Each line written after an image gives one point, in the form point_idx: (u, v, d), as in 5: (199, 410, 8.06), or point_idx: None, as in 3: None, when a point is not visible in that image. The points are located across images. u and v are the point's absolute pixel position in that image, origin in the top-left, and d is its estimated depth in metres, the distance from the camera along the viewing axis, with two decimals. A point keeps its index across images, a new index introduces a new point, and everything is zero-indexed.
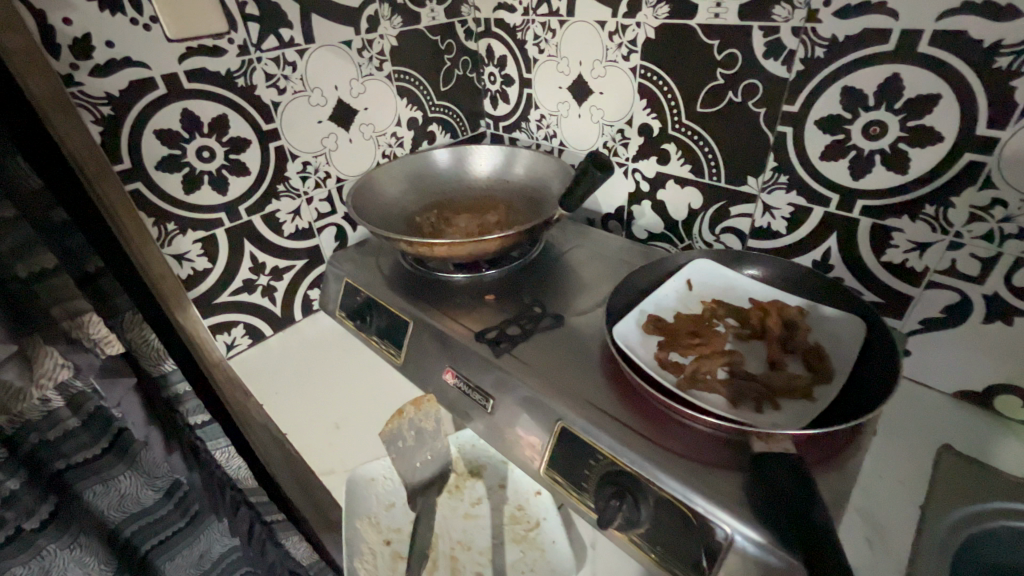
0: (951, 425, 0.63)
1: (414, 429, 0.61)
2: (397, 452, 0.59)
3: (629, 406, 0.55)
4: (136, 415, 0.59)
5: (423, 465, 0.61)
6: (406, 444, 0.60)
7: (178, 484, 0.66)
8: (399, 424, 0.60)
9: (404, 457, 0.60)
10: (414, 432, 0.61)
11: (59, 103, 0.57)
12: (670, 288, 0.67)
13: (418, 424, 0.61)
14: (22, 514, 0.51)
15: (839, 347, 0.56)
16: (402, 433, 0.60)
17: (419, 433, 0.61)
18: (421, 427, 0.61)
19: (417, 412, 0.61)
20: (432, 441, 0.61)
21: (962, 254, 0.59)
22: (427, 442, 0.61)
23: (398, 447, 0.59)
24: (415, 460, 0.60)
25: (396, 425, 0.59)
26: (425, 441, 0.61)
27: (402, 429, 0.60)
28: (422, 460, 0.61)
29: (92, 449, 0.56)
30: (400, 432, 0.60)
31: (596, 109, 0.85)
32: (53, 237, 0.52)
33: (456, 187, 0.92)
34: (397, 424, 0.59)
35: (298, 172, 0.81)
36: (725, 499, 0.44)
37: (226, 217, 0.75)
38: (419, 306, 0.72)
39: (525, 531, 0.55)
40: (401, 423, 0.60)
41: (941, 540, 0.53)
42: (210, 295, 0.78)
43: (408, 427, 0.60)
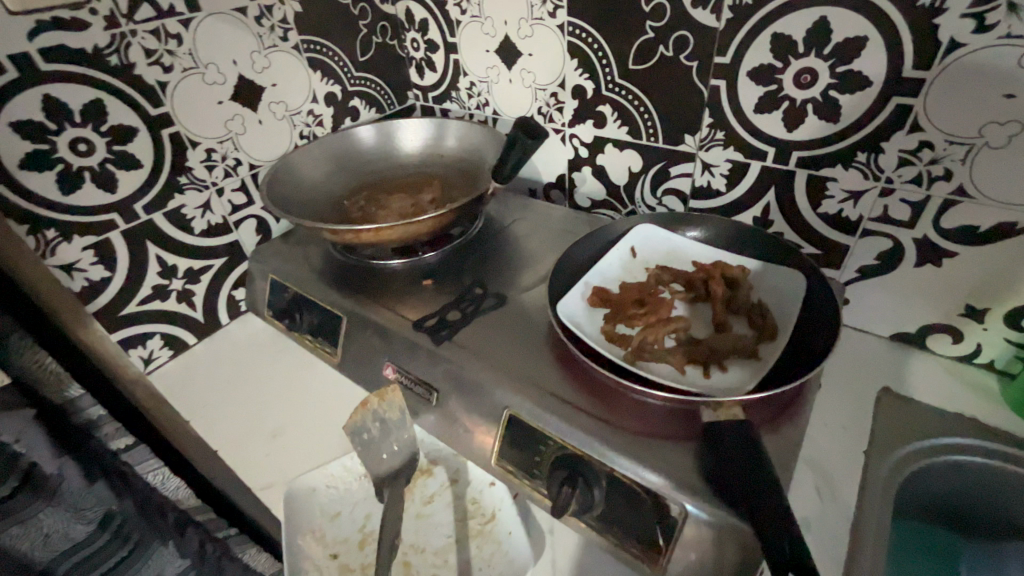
0: (889, 368, 0.65)
1: (379, 421, 0.58)
2: (362, 445, 0.57)
3: (578, 385, 0.53)
4: (41, 448, 0.42)
5: (388, 458, 0.57)
6: (371, 436, 0.58)
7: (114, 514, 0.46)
8: (364, 416, 0.58)
9: (369, 450, 0.57)
10: (378, 424, 0.58)
11: None
12: (614, 257, 0.64)
13: (383, 415, 0.59)
14: None
15: (781, 303, 0.56)
16: (367, 426, 0.58)
17: (384, 423, 0.58)
18: (386, 417, 0.58)
19: (380, 403, 0.59)
20: (396, 431, 0.58)
21: (893, 200, 0.59)
22: (392, 433, 0.58)
23: (363, 441, 0.58)
24: (381, 451, 0.58)
25: (360, 417, 0.58)
26: (391, 432, 0.58)
27: (367, 421, 0.58)
28: (388, 452, 0.58)
29: None
30: (366, 424, 0.58)
31: (527, 72, 0.80)
32: None
33: (385, 166, 0.85)
34: (361, 416, 0.58)
35: (201, 161, 0.72)
36: (676, 474, 0.43)
37: (120, 217, 0.66)
38: (353, 298, 0.67)
39: (480, 525, 0.53)
40: (366, 414, 0.58)
41: (886, 482, 0.54)
42: (115, 307, 0.69)
43: (372, 419, 0.58)
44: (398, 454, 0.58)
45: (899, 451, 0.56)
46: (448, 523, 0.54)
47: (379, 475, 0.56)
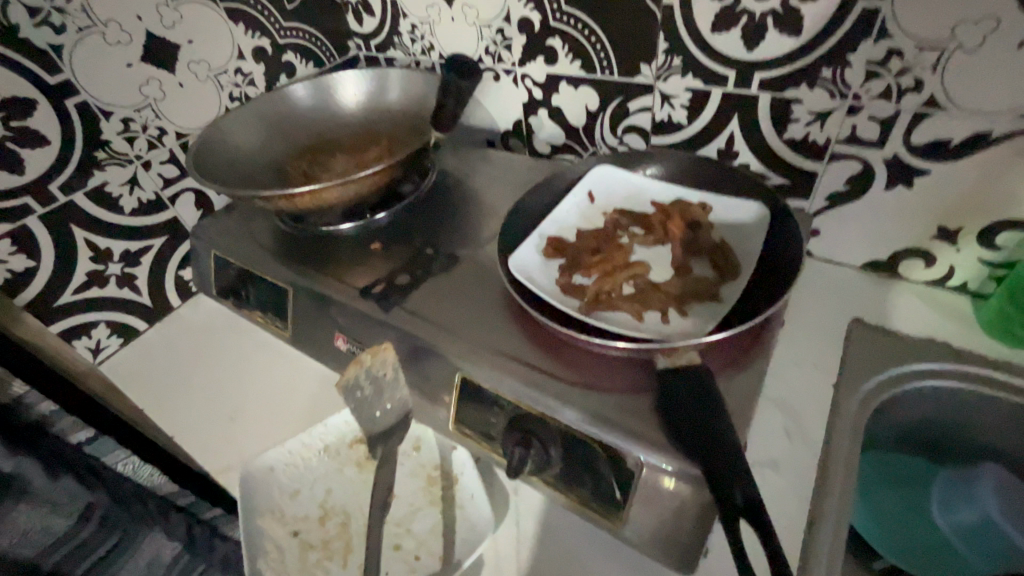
0: (862, 298, 0.62)
1: (371, 379, 0.54)
2: (354, 403, 0.54)
3: (533, 342, 0.50)
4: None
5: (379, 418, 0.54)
6: (364, 394, 0.54)
7: (96, 506, 0.49)
8: (356, 374, 0.54)
9: (362, 407, 0.55)
10: (372, 382, 0.54)
11: None
12: (570, 205, 0.60)
13: (376, 373, 0.54)
14: None
15: (743, 239, 0.53)
16: (360, 383, 0.54)
17: (377, 381, 0.54)
18: (378, 375, 0.54)
19: (374, 361, 0.54)
20: (389, 390, 0.54)
21: (861, 118, 0.55)
22: (386, 391, 0.54)
23: (356, 398, 0.54)
24: (374, 410, 0.54)
25: (352, 375, 0.54)
26: (385, 391, 0.54)
27: (360, 380, 0.54)
28: (382, 410, 0.54)
29: None
30: (359, 382, 0.54)
31: (469, 8, 0.73)
32: None
33: (327, 125, 0.79)
34: (354, 374, 0.54)
35: (119, 132, 0.66)
36: (631, 426, 0.41)
37: (34, 200, 0.61)
38: (299, 270, 0.63)
39: (444, 490, 0.51)
40: (359, 372, 0.54)
41: (857, 415, 0.52)
42: (48, 297, 0.65)
43: (364, 377, 0.54)
44: (392, 414, 0.54)
45: (870, 383, 0.54)
46: (412, 492, 0.52)
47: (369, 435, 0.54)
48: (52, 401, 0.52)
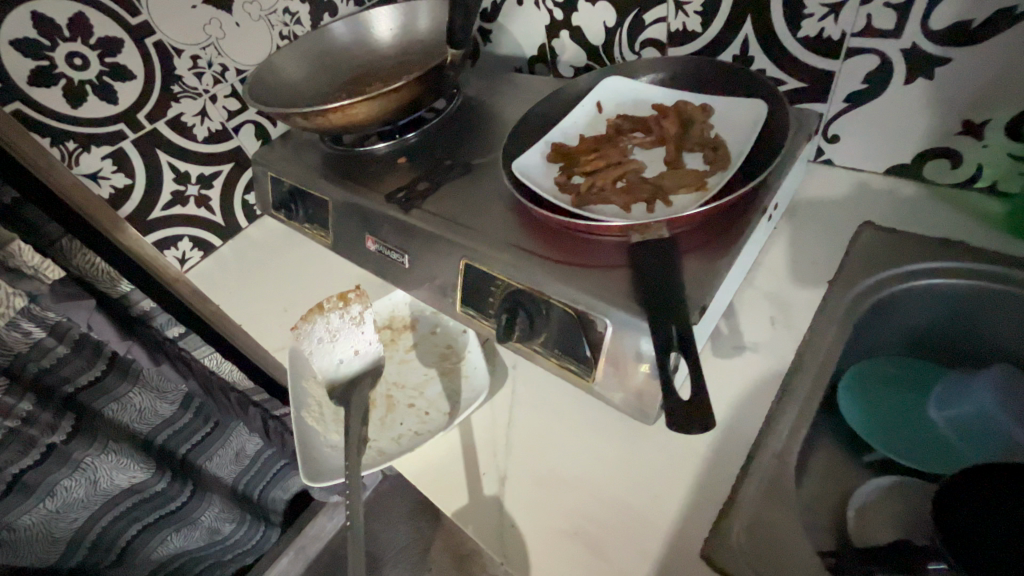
0: (879, 203, 0.61)
1: (332, 323, 0.64)
2: (315, 347, 0.63)
3: (529, 233, 0.55)
4: (105, 329, 0.80)
5: (344, 365, 0.62)
6: (325, 339, 0.64)
7: (193, 401, 0.99)
8: (320, 319, 0.64)
9: (323, 354, 0.62)
10: (332, 329, 0.64)
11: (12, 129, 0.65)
12: (578, 115, 0.64)
13: (341, 319, 0.64)
14: (48, 429, 0.81)
15: (738, 135, 0.53)
16: (321, 330, 0.64)
17: (341, 328, 0.64)
18: (342, 323, 0.64)
19: (341, 308, 0.65)
20: (350, 337, 0.63)
21: (877, 6, 0.52)
22: (348, 337, 0.63)
23: (315, 344, 0.63)
24: (335, 356, 0.62)
25: (316, 318, 0.65)
26: (343, 337, 0.63)
27: (323, 326, 0.64)
28: (343, 358, 0.62)
29: (91, 373, 0.84)
30: (322, 327, 0.64)
31: None
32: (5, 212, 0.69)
33: (365, 58, 0.86)
34: (318, 318, 0.65)
35: (189, 69, 0.77)
36: (605, 295, 0.46)
37: (127, 127, 0.73)
38: (336, 184, 0.72)
39: (453, 364, 0.59)
40: (322, 317, 0.64)
41: (850, 307, 0.53)
42: (143, 212, 0.78)
43: (329, 323, 0.64)
44: (355, 359, 0.62)
45: (869, 278, 0.54)
46: (426, 364, 0.61)
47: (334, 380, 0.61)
48: (163, 316, 0.87)
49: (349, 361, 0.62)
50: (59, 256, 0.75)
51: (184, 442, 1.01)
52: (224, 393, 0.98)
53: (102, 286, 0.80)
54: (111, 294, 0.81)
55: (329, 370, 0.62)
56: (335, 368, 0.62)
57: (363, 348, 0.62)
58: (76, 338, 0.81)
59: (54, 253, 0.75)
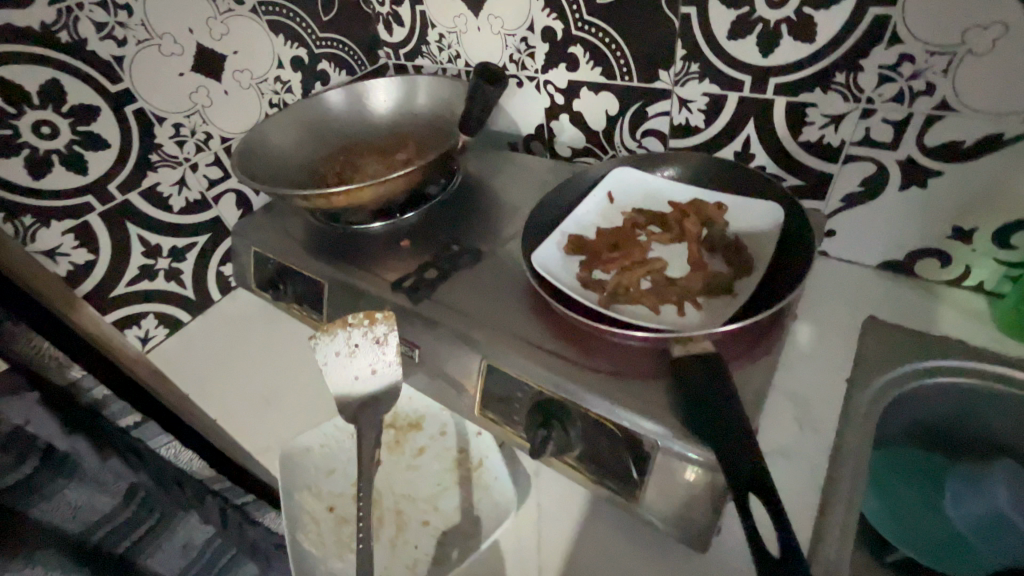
0: (880, 296, 0.63)
1: (354, 340, 0.59)
2: (333, 361, 0.59)
3: (553, 332, 0.53)
4: (51, 426, 0.46)
5: (359, 384, 0.59)
6: (342, 354, 0.59)
7: (137, 488, 0.51)
8: (341, 333, 0.58)
9: (340, 368, 0.59)
10: (351, 343, 0.59)
11: None
12: (590, 204, 0.63)
13: (362, 337, 0.59)
14: None
15: (757, 236, 0.55)
16: (341, 344, 0.59)
17: (361, 345, 0.59)
18: (362, 341, 0.59)
19: (366, 326, 0.59)
20: (369, 355, 0.59)
21: (874, 121, 0.56)
22: (367, 355, 0.59)
23: (333, 357, 0.59)
24: (351, 372, 0.59)
25: (337, 333, 0.58)
26: (363, 354, 0.59)
27: (342, 340, 0.59)
28: (361, 375, 0.59)
29: (19, 472, 0.42)
30: (342, 341, 0.59)
31: (494, 18, 0.76)
32: None
33: (360, 129, 0.83)
34: (339, 332, 0.59)
35: (171, 137, 0.71)
36: (646, 409, 0.44)
37: (96, 199, 0.67)
38: (333, 264, 0.67)
39: (470, 472, 0.55)
40: (343, 332, 0.58)
41: (868, 409, 0.54)
42: (104, 288, 0.70)
43: (349, 338, 0.59)
44: (372, 379, 0.59)
45: (883, 377, 0.56)
46: (438, 472, 0.56)
47: (346, 399, 0.58)
48: (102, 388, 0.59)
49: (365, 379, 0.59)
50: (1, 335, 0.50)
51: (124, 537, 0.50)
52: (174, 483, 0.58)
53: (51, 371, 0.54)
54: (58, 381, 0.54)
55: (342, 387, 0.59)
56: (350, 385, 0.59)
57: (382, 369, 0.59)
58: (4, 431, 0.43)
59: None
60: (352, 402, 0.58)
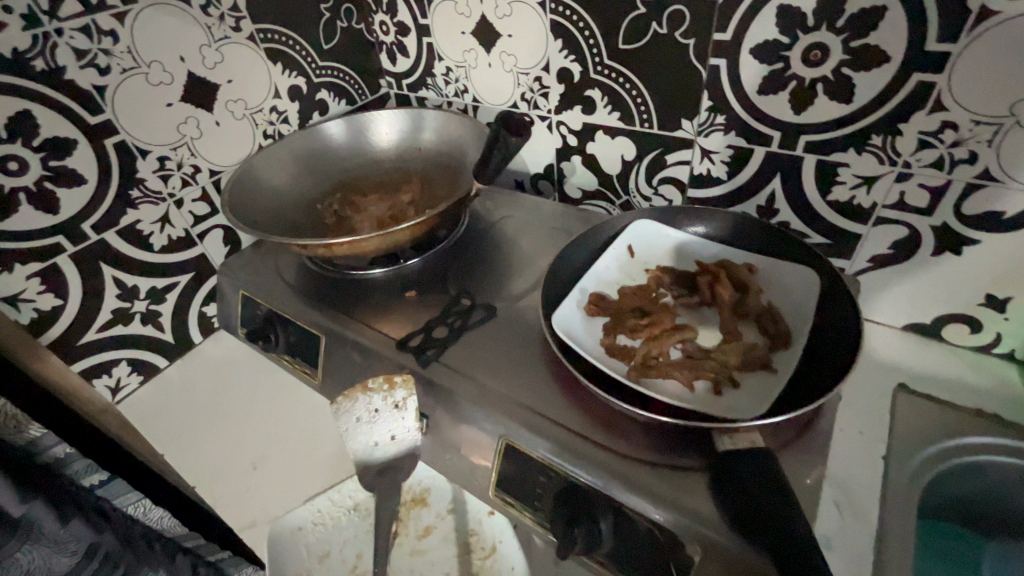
0: (909, 362, 0.61)
1: (372, 405, 0.54)
2: (351, 427, 0.54)
3: (576, 405, 0.49)
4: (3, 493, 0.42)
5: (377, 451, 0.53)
6: (362, 421, 0.54)
7: (98, 545, 0.49)
8: (360, 398, 0.54)
9: (357, 434, 0.54)
10: (371, 409, 0.54)
11: None
12: (611, 259, 0.60)
13: (382, 402, 0.54)
14: None
15: (794, 305, 0.52)
16: (360, 409, 0.54)
17: (381, 411, 0.54)
18: (382, 406, 0.54)
19: (385, 390, 0.54)
20: (388, 421, 0.53)
21: (909, 185, 0.54)
22: (386, 421, 0.53)
23: (350, 423, 0.54)
24: (370, 439, 0.53)
25: (357, 398, 0.54)
26: (382, 420, 0.53)
27: (362, 405, 0.54)
28: (380, 441, 0.53)
29: None
30: (361, 407, 0.54)
31: (507, 55, 0.73)
32: None
33: (360, 164, 0.79)
34: (359, 398, 0.54)
35: (155, 171, 0.66)
36: (689, 507, 0.40)
37: (67, 239, 0.60)
38: (331, 316, 0.62)
39: (481, 560, 0.50)
40: (363, 397, 0.54)
41: (907, 490, 0.51)
42: (73, 336, 0.64)
43: (369, 404, 0.54)
44: (391, 447, 0.53)
45: (920, 454, 0.53)
46: (447, 560, 0.51)
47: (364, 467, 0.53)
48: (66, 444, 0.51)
49: (385, 446, 0.53)
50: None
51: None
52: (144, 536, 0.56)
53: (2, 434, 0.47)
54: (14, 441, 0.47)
55: (360, 455, 0.53)
56: (368, 452, 0.53)
57: (402, 436, 0.53)
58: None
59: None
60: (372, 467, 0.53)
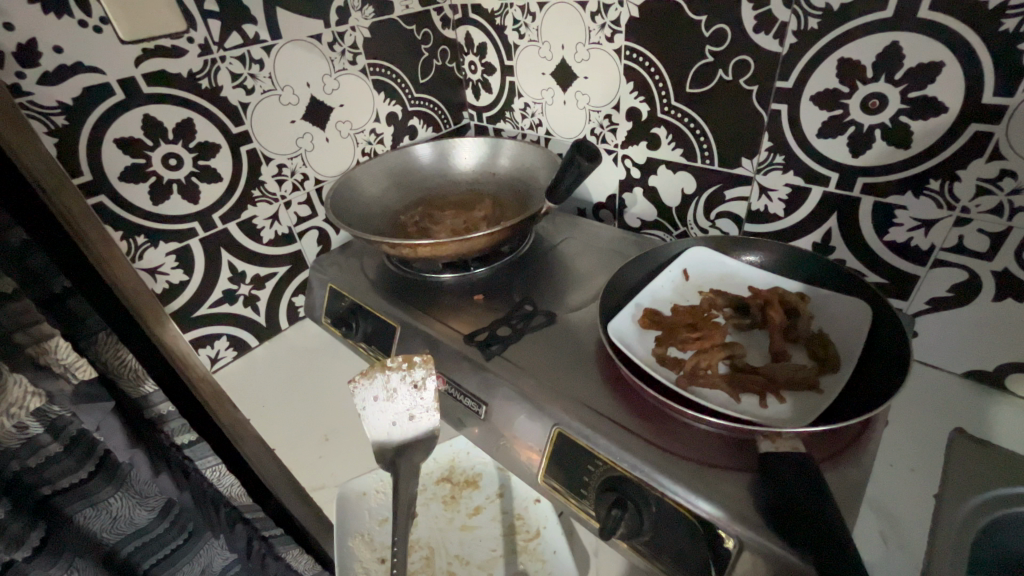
0: (965, 409, 0.61)
1: (389, 384, 0.60)
2: (371, 405, 0.61)
3: (626, 405, 0.53)
4: (117, 438, 0.51)
5: (397, 429, 0.61)
6: (381, 399, 0.60)
7: (173, 504, 0.58)
8: (379, 377, 0.60)
9: (376, 416, 0.61)
10: (385, 389, 0.61)
11: (83, 214, 0.59)
12: (666, 279, 0.64)
13: (400, 381, 0.61)
14: (11, 545, 0.43)
15: (844, 334, 0.54)
16: (380, 388, 0.60)
17: (399, 389, 0.61)
18: (401, 384, 0.61)
19: (403, 370, 0.61)
20: (407, 399, 0.61)
21: (969, 230, 0.56)
22: (405, 399, 0.61)
23: (372, 401, 0.60)
24: (389, 418, 0.61)
25: (376, 377, 0.60)
26: (399, 399, 0.61)
27: (380, 384, 0.60)
28: (396, 422, 0.61)
29: (78, 474, 0.48)
30: (380, 385, 0.60)
31: (581, 95, 0.81)
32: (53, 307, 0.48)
33: (441, 183, 0.88)
34: (377, 376, 0.60)
35: (273, 176, 0.77)
36: (727, 503, 0.43)
37: (200, 226, 0.72)
38: (406, 309, 0.69)
39: (525, 541, 0.56)
40: (382, 376, 0.60)
41: (959, 532, 0.51)
42: (189, 308, 0.74)
43: (387, 382, 0.60)
44: (410, 424, 0.61)
45: (974, 499, 0.53)
46: (494, 537, 0.57)
47: (385, 445, 0.61)
48: (169, 402, 0.59)
49: (402, 425, 0.61)
50: (87, 349, 0.51)
51: (151, 553, 0.57)
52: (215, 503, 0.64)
53: (122, 385, 0.54)
54: (130, 394, 0.55)
55: (380, 433, 0.61)
56: (387, 431, 0.61)
57: (419, 415, 0.61)
58: (73, 434, 0.47)
59: (84, 341, 0.50)
60: (389, 446, 0.61)
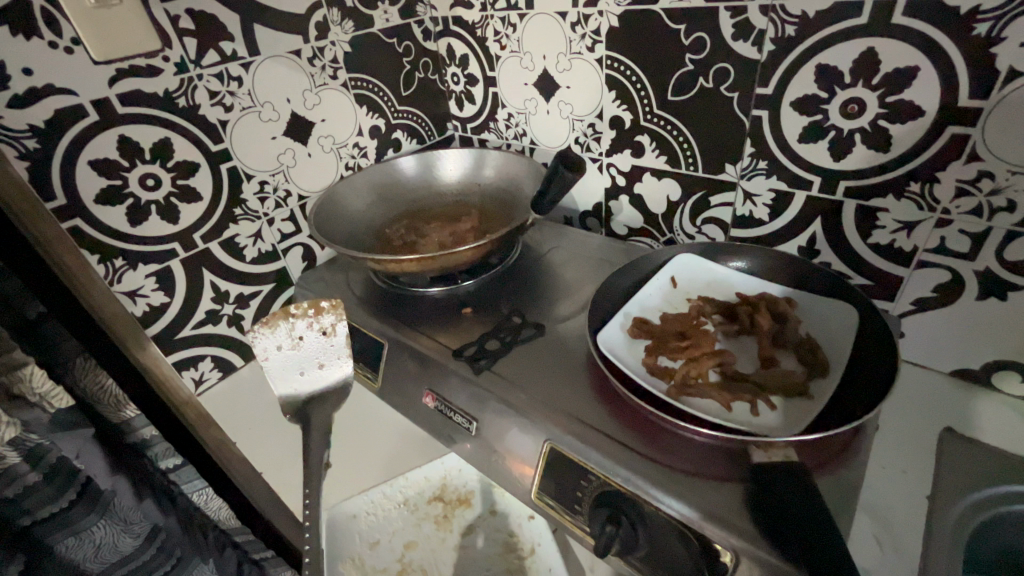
0: (954, 409, 0.61)
1: (296, 331, 0.65)
2: (280, 355, 0.65)
3: (618, 418, 0.52)
4: (98, 465, 0.49)
5: (305, 379, 0.66)
6: (286, 347, 0.65)
7: (159, 530, 0.55)
8: (283, 325, 0.64)
9: (288, 368, 0.65)
10: (290, 337, 0.65)
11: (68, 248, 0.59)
12: (654, 287, 0.64)
13: (307, 328, 0.66)
14: None
15: (833, 338, 0.54)
16: (286, 337, 0.65)
17: (304, 336, 0.66)
18: (306, 332, 0.66)
19: (310, 317, 0.65)
20: (316, 347, 0.67)
21: (950, 231, 0.56)
22: (312, 347, 0.66)
23: (280, 352, 0.65)
24: (297, 369, 0.66)
25: (279, 326, 0.64)
26: (307, 348, 0.66)
27: (285, 333, 0.64)
28: (304, 372, 0.66)
29: (57, 504, 0.46)
30: (284, 335, 0.64)
31: (564, 104, 0.81)
32: (27, 335, 0.46)
33: (426, 195, 0.88)
34: (280, 325, 0.64)
35: (255, 193, 0.76)
36: (722, 515, 0.42)
37: (180, 246, 0.71)
38: (393, 325, 0.68)
39: (521, 560, 0.57)
40: (285, 324, 0.64)
41: (954, 534, 0.51)
42: (171, 330, 0.73)
43: (292, 330, 0.65)
44: (320, 371, 0.67)
45: (967, 499, 0.53)
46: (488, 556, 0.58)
47: (295, 396, 0.65)
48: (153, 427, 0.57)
49: (311, 374, 0.66)
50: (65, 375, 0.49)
51: None
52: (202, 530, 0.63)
53: (102, 410, 0.52)
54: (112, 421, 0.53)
55: (290, 385, 0.65)
56: (296, 381, 0.65)
57: (327, 362, 0.67)
58: (53, 463, 0.45)
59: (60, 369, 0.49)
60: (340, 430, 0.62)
